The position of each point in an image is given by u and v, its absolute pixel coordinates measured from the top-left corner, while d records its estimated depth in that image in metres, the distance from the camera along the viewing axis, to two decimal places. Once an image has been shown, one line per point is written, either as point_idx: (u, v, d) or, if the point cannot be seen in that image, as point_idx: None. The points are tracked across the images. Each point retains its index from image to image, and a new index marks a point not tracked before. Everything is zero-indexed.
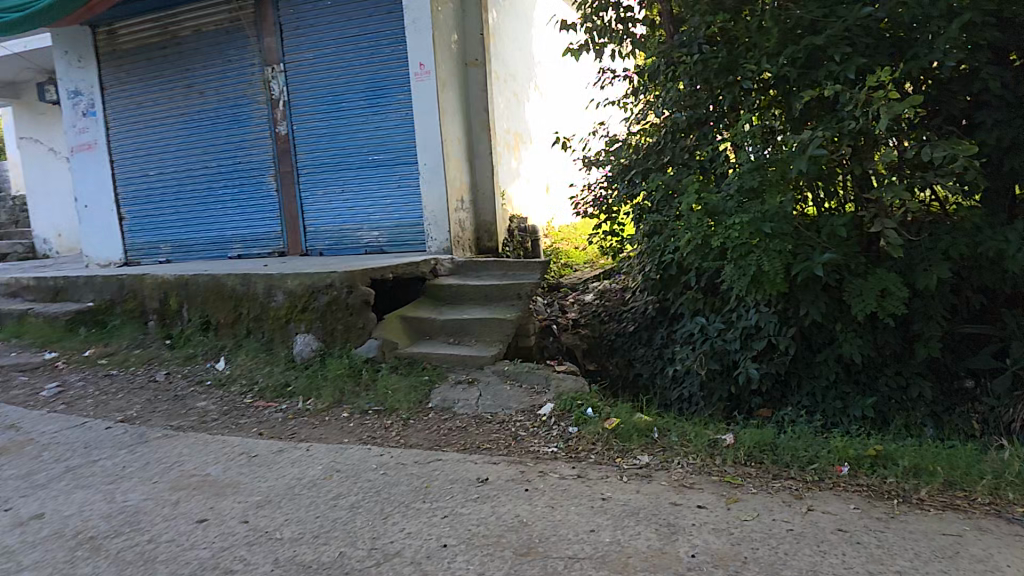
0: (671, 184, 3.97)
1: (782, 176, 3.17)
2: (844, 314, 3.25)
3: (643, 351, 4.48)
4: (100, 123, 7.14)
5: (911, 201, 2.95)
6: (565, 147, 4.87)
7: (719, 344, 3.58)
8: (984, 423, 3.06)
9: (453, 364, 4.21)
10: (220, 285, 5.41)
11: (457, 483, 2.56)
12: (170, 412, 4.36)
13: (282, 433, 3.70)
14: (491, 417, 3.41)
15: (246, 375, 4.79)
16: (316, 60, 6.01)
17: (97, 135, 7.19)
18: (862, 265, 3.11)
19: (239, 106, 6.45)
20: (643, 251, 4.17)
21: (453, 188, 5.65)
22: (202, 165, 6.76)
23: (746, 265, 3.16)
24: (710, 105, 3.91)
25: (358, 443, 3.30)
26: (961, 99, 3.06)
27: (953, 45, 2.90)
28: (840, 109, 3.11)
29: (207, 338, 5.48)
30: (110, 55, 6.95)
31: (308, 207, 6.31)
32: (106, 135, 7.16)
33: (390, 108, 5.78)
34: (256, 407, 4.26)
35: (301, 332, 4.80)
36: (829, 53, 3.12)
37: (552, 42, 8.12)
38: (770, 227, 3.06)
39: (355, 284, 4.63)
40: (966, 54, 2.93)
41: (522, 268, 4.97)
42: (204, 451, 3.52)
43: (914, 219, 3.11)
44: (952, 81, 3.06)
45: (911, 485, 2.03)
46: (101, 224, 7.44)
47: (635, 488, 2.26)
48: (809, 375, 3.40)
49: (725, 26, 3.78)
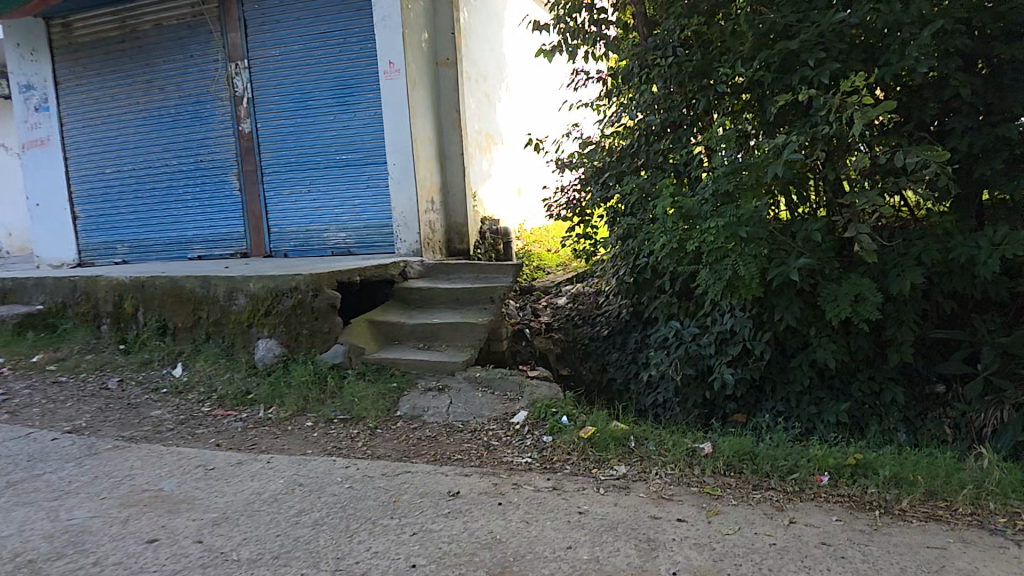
0: (645, 187, 3.92)
1: (757, 181, 3.13)
2: (817, 319, 3.24)
3: (617, 355, 4.43)
4: (53, 119, 6.80)
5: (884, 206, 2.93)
6: (537, 149, 4.79)
7: (694, 349, 3.58)
8: (956, 427, 3.09)
9: (423, 370, 4.08)
10: (178, 288, 5.17)
11: (427, 497, 2.44)
12: (123, 421, 4.13)
13: (242, 443, 3.52)
14: (462, 425, 3.30)
15: (206, 382, 4.58)
16: (281, 56, 5.81)
17: (51, 131, 6.85)
18: (836, 270, 3.09)
19: (201, 103, 6.20)
20: (618, 255, 4.14)
21: (423, 189, 5.52)
22: (162, 163, 6.49)
23: (722, 269, 3.13)
24: (684, 109, 3.89)
25: (323, 455, 3.15)
26: (933, 106, 3.07)
27: (925, 51, 2.86)
28: (813, 113, 3.11)
29: (165, 342, 5.23)
30: (65, 48, 6.63)
31: (273, 206, 6.10)
32: (60, 131, 6.83)
33: (359, 107, 5.62)
34: (215, 416, 4.06)
35: (263, 337, 4.61)
36: (805, 58, 3.10)
37: (525, 43, 8.06)
38: (746, 232, 3.02)
39: (321, 287, 4.46)
40: (938, 61, 2.92)
41: (495, 271, 4.88)
42: (157, 464, 3.32)
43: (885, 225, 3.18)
44: (924, 88, 3.07)
45: (892, 495, 2.00)
46: (54, 224, 7.09)
47: (613, 501, 2.18)
48: (783, 380, 3.41)
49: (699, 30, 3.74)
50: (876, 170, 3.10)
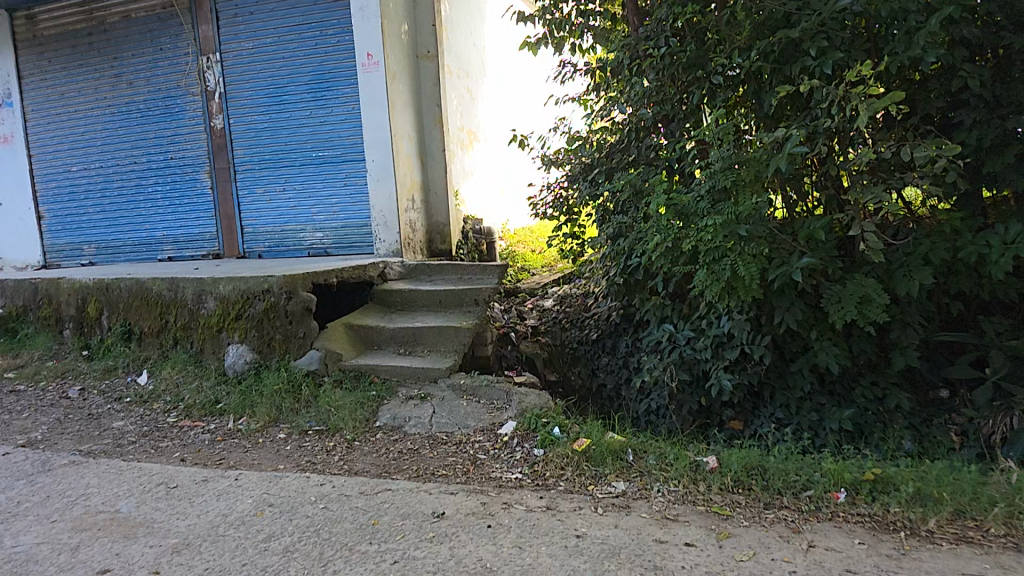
0: (637, 182, 3.73)
1: (756, 176, 2.99)
2: (819, 321, 3.11)
3: (607, 359, 4.26)
4: (17, 115, 6.49)
5: (890, 203, 2.80)
6: (522, 145, 4.62)
7: (689, 353, 3.45)
8: (963, 435, 2.96)
9: (404, 377, 3.87)
10: (145, 290, 4.89)
11: (409, 519, 2.24)
12: (82, 434, 3.85)
13: (209, 458, 3.28)
14: (446, 437, 3.09)
15: (173, 391, 4.31)
16: (255, 49, 5.54)
17: (15, 128, 6.53)
18: (839, 270, 2.96)
19: (172, 98, 5.91)
20: (608, 255, 3.97)
21: (404, 186, 5.30)
22: (131, 160, 6.18)
23: (720, 270, 2.99)
24: (678, 102, 3.72)
25: (295, 471, 2.92)
26: (941, 97, 2.97)
27: (933, 40, 2.74)
28: (814, 105, 2.98)
29: (130, 348, 4.95)
30: (31, 42, 6.33)
31: (246, 205, 5.83)
32: (24, 127, 6.51)
33: (337, 102, 5.38)
34: (181, 427, 3.80)
35: (233, 343, 4.35)
36: (807, 47, 2.96)
37: (507, 38, 7.88)
38: (746, 230, 2.89)
39: (296, 289, 4.21)
40: (945, 50, 2.80)
41: (479, 273, 4.68)
42: (116, 482, 3.06)
43: (889, 224, 3.05)
44: (931, 80, 2.96)
45: (919, 514, 1.86)
46: (19, 224, 6.77)
47: (613, 522, 2.00)
48: (783, 386, 3.27)
49: (692, 20, 3.58)
50: (880, 165, 2.96)
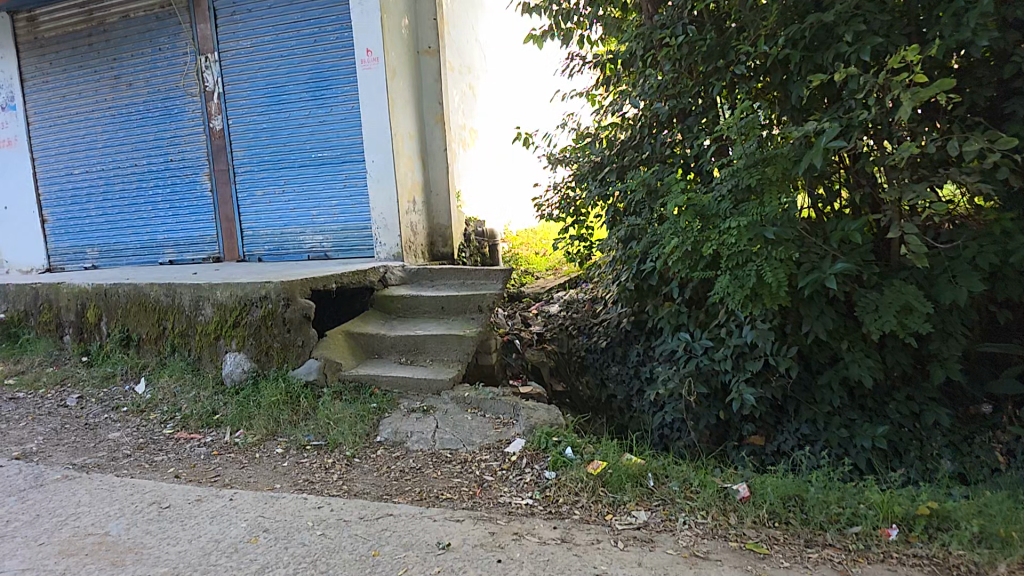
0: (651, 181, 3.52)
1: (782, 175, 2.83)
2: (849, 331, 3.01)
3: (617, 369, 4.09)
4: (20, 118, 6.39)
5: (936, 202, 2.63)
6: (527, 144, 4.41)
7: (707, 365, 3.29)
8: (1009, 455, 2.86)
9: (406, 389, 3.71)
10: (142, 296, 4.74)
11: (412, 550, 2.07)
12: (78, 445, 3.71)
13: (204, 475, 3.13)
14: (450, 455, 2.92)
15: (170, 401, 4.17)
16: (253, 47, 5.38)
17: (18, 131, 6.43)
18: (875, 276, 2.81)
19: (170, 99, 5.77)
20: (619, 259, 3.82)
21: (404, 187, 5.12)
22: (132, 163, 6.04)
23: (744, 276, 2.85)
24: (695, 95, 3.55)
25: (292, 491, 2.75)
26: (992, 84, 2.80)
27: (985, 22, 2.58)
28: (847, 96, 2.80)
29: (128, 355, 4.81)
30: (31, 44, 6.21)
31: (245, 208, 5.69)
32: (27, 131, 6.40)
33: (336, 101, 5.21)
34: (177, 440, 3.65)
35: (231, 351, 4.20)
36: (841, 32, 2.77)
37: (511, 31, 7.68)
38: (773, 233, 2.74)
39: (294, 296, 4.03)
40: (999, 34, 2.62)
41: (483, 278, 4.51)
42: (107, 501, 2.90)
43: (934, 225, 2.88)
44: (979, 65, 2.80)
45: (984, 558, 1.72)
46: (23, 227, 6.68)
47: (635, 560, 1.83)
48: (808, 400, 3.16)
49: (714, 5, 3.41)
50: (922, 162, 2.80)
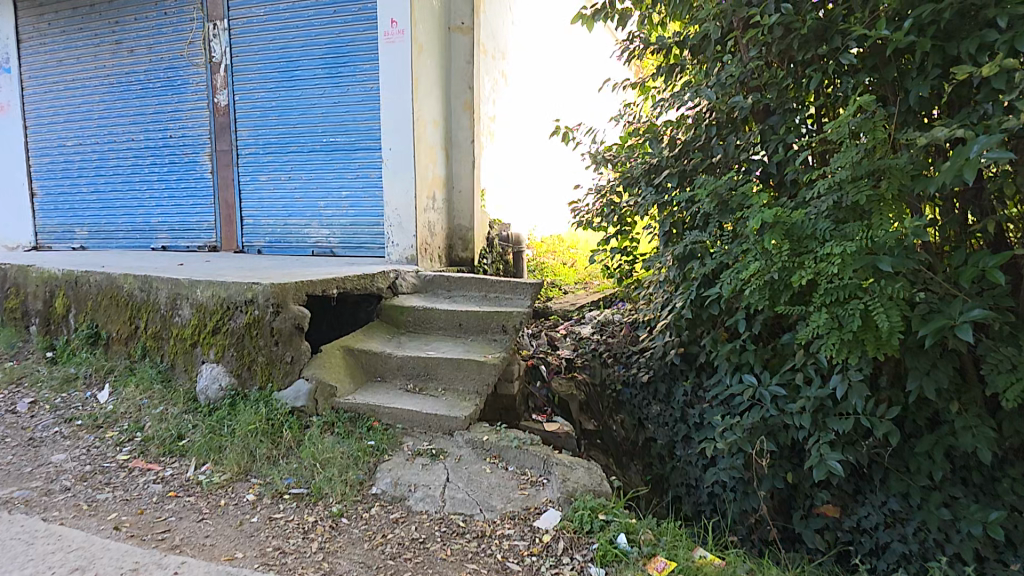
0: (723, 191, 2.85)
1: (901, 191, 2.33)
2: (959, 392, 2.57)
3: (659, 409, 3.50)
4: (13, 82, 5.80)
5: None
6: (567, 139, 3.80)
7: (778, 418, 2.78)
8: None
9: (412, 425, 3.09)
10: (116, 289, 4.12)
11: None
12: (11, 470, 3.07)
13: (151, 527, 2.48)
14: (462, 525, 2.32)
15: (133, 416, 3.55)
16: (265, 15, 4.76)
17: (10, 95, 5.84)
18: (1007, 330, 2.41)
19: (173, 69, 5.15)
20: (676, 282, 3.25)
21: (424, 181, 4.51)
22: (127, 137, 5.44)
23: (847, 316, 2.36)
24: (785, 87, 2.94)
25: (257, 568, 2.11)
26: None
27: None
28: (986, 98, 2.33)
29: (94, 356, 4.17)
30: (29, 3, 5.63)
31: (246, 194, 5.08)
32: (20, 97, 5.81)
33: (355, 80, 4.59)
34: (129, 471, 3.03)
35: (207, 362, 3.57)
36: (993, 15, 2.23)
37: (556, 16, 7.03)
38: (891, 265, 2.23)
39: (285, 303, 3.38)
40: None
41: (508, 291, 3.89)
42: (20, 560, 2.20)
43: None
44: None
45: None
46: (12, 200, 6.07)
47: None
48: (901, 471, 2.71)
49: None
50: None
